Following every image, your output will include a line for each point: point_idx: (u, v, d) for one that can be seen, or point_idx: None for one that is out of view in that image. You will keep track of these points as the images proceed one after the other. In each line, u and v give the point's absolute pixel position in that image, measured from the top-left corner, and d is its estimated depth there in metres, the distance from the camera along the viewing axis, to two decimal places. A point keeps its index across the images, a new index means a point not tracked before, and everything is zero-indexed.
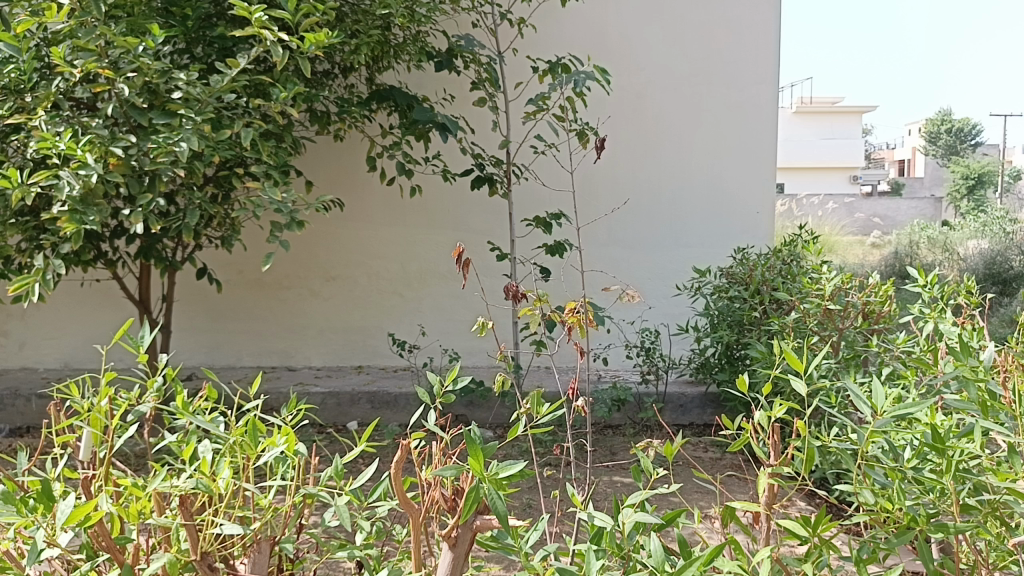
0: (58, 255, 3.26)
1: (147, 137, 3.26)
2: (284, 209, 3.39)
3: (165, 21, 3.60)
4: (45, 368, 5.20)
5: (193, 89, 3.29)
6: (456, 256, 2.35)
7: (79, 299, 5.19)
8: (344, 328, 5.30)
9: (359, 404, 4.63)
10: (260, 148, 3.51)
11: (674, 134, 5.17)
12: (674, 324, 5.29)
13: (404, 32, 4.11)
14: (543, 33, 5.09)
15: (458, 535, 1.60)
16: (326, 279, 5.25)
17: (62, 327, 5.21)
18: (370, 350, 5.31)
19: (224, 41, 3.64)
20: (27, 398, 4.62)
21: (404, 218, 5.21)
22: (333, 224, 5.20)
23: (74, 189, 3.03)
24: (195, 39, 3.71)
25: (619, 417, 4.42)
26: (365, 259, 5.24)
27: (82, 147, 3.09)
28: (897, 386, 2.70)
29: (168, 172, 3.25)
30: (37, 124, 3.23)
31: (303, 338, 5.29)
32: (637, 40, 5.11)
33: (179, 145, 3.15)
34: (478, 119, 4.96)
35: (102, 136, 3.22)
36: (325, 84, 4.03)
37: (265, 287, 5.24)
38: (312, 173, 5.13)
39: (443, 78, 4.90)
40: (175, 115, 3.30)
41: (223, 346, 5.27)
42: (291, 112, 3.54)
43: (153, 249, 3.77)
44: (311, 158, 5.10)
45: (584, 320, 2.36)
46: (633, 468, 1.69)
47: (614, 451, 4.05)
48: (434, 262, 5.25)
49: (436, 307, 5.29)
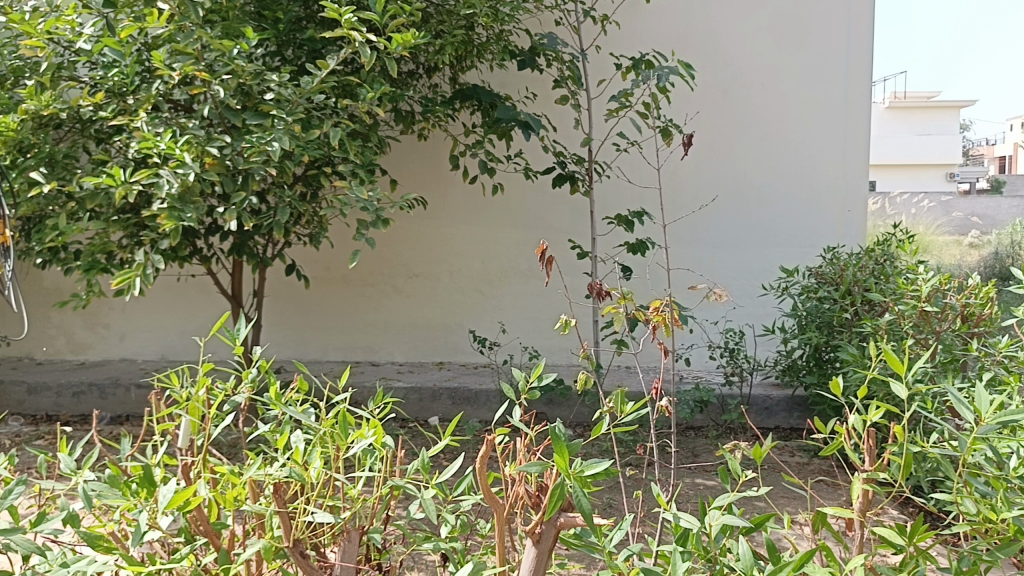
0: (158, 251, 3.41)
1: (241, 137, 3.39)
2: (370, 207, 3.45)
3: (258, 24, 3.70)
4: (143, 359, 5.44)
5: (284, 90, 3.38)
6: (539, 253, 2.33)
7: (176, 293, 5.41)
8: (426, 324, 5.37)
9: (440, 400, 4.69)
10: (347, 148, 3.59)
11: (760, 130, 5.06)
12: (759, 325, 5.15)
13: (488, 31, 4.14)
14: (626, 29, 5.04)
15: (542, 532, 1.60)
16: (409, 277, 5.33)
17: (159, 320, 5.44)
18: (451, 347, 5.36)
19: (314, 43, 3.73)
20: (127, 388, 4.84)
21: (485, 216, 5.25)
22: (415, 222, 5.28)
23: (173, 187, 3.17)
24: (286, 42, 3.81)
25: (702, 419, 4.36)
26: (447, 257, 5.31)
27: (180, 147, 3.22)
28: (1000, 393, 2.57)
29: (260, 171, 3.36)
30: (139, 126, 3.38)
31: (386, 334, 5.39)
32: (723, 35, 5.01)
33: (271, 144, 3.25)
34: (560, 117, 4.96)
35: (198, 137, 3.36)
36: (409, 84, 4.09)
37: (349, 284, 5.35)
38: (396, 172, 5.22)
39: (525, 76, 4.91)
40: (267, 115, 3.40)
41: (309, 341, 5.41)
42: (378, 112, 3.61)
43: (245, 246, 3.90)
44: (395, 157, 5.18)
45: (668, 319, 2.31)
46: (720, 470, 1.65)
47: (696, 453, 3.99)
48: (514, 260, 5.28)
49: (516, 305, 5.31)
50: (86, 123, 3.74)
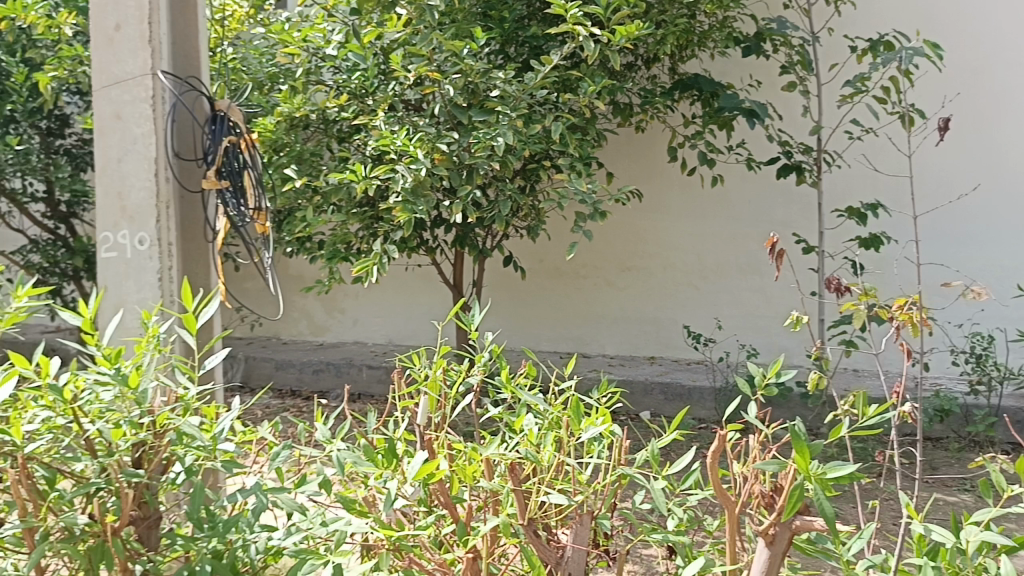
0: (392, 241, 3.64)
1: (468, 133, 3.54)
2: (588, 199, 3.49)
3: (485, 24, 3.83)
4: (373, 343, 5.85)
5: (509, 87, 3.49)
6: (769, 246, 2.21)
7: (404, 282, 5.76)
8: (639, 318, 5.34)
9: (653, 394, 4.65)
10: (568, 141, 3.65)
11: (1019, 114, 4.57)
12: (1015, 330, 4.64)
13: (710, 19, 4.04)
14: (863, 9, 4.72)
15: (775, 534, 1.53)
16: (623, 270, 5.33)
17: (388, 307, 5.82)
18: (664, 342, 5.30)
19: (537, 40, 3.82)
20: (359, 368, 5.24)
21: (703, 209, 5.15)
22: (632, 215, 5.27)
23: (407, 181, 3.37)
24: (510, 40, 3.90)
25: (941, 429, 4.00)
26: (662, 250, 5.25)
27: (414, 144, 3.42)
28: None
29: (485, 165, 3.50)
30: (377, 124, 3.63)
31: (599, 327, 5.42)
32: (977, 11, 4.58)
33: (496, 139, 3.37)
34: (786, 105, 4.75)
35: (429, 134, 3.55)
36: (629, 77, 4.07)
37: (564, 276, 5.44)
38: (613, 165, 5.23)
39: (749, 64, 4.75)
40: (493, 112, 3.53)
41: (524, 331, 5.56)
42: (598, 105, 3.64)
43: (468, 237, 4.07)
44: (613, 150, 5.20)
45: (917, 319, 2.15)
46: (982, 483, 1.52)
47: (935, 466, 3.67)
48: (733, 255, 5.13)
49: (734, 301, 5.15)
50: (329, 123, 4.02)
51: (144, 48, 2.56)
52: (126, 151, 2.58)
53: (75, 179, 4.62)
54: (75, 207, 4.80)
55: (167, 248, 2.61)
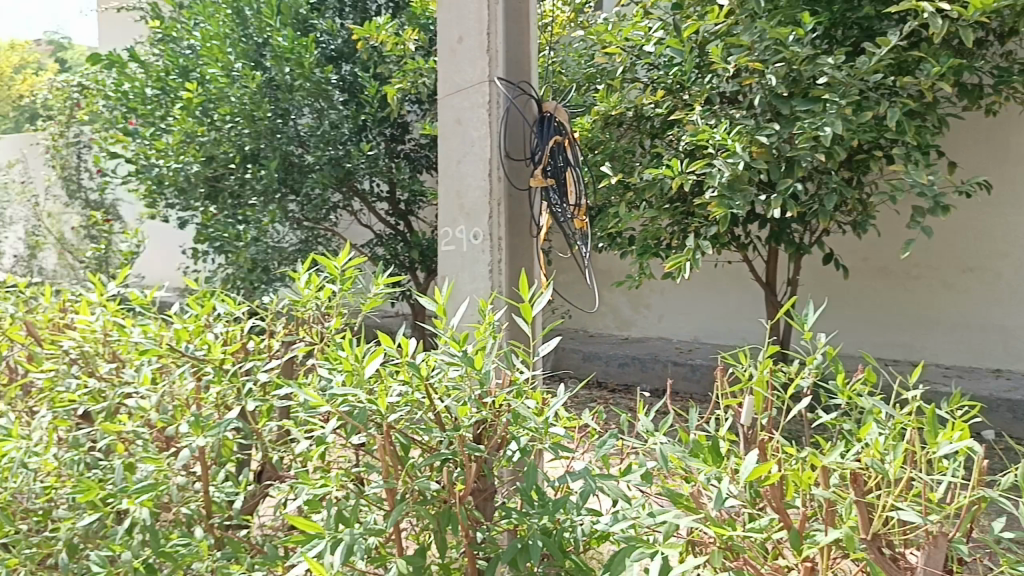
0: (705, 238, 3.60)
1: (790, 125, 3.39)
2: (929, 192, 3.20)
3: (811, 9, 3.62)
4: (678, 339, 5.84)
5: (839, 73, 3.27)
6: None
7: (712, 279, 5.68)
8: (983, 326, 4.78)
9: (999, 412, 4.18)
10: (905, 129, 3.34)
11: None
12: None
13: None
14: None
15: None
16: (965, 271, 4.81)
17: (694, 304, 5.77)
18: (1014, 353, 4.69)
19: (870, 21, 3.55)
20: (665, 363, 5.26)
21: None
22: (978, 210, 4.73)
23: (725, 176, 3.30)
24: (838, 23, 3.65)
25: None
26: (1015, 250, 4.66)
27: (733, 138, 3.35)
28: None
29: (808, 157, 3.32)
30: (692, 119, 3.63)
31: (932, 333, 4.94)
32: None
33: (823, 129, 3.19)
34: None
35: (749, 126, 3.45)
36: (979, 54, 3.64)
37: (892, 276, 5.03)
38: (957, 154, 4.72)
39: None
40: (819, 101, 3.34)
41: (845, 334, 5.22)
42: (942, 89, 3.29)
43: (784, 234, 3.90)
44: (958, 138, 4.70)
45: None
46: None
47: None
48: None
49: None
50: (642, 121, 4.06)
51: (482, 57, 2.77)
52: (464, 154, 2.80)
53: (413, 180, 5.02)
54: (411, 205, 5.30)
55: (497, 243, 2.80)
